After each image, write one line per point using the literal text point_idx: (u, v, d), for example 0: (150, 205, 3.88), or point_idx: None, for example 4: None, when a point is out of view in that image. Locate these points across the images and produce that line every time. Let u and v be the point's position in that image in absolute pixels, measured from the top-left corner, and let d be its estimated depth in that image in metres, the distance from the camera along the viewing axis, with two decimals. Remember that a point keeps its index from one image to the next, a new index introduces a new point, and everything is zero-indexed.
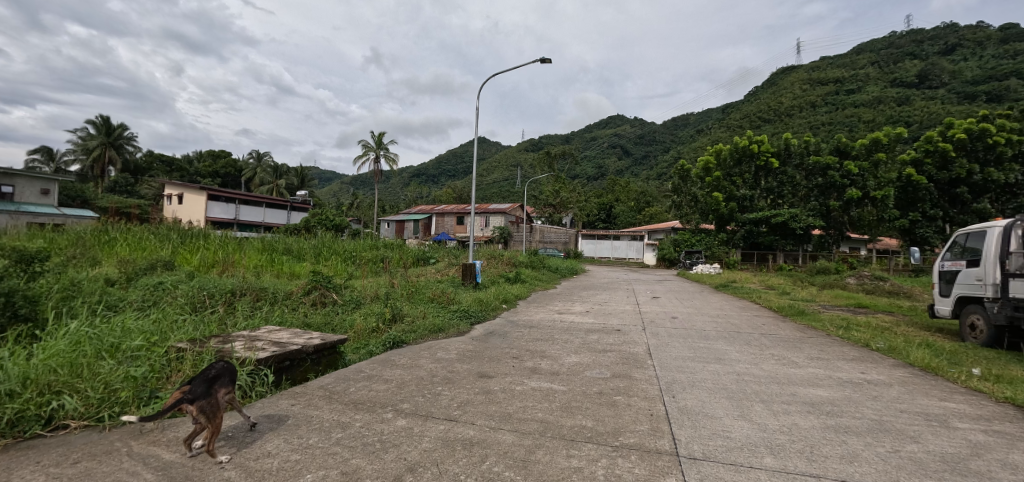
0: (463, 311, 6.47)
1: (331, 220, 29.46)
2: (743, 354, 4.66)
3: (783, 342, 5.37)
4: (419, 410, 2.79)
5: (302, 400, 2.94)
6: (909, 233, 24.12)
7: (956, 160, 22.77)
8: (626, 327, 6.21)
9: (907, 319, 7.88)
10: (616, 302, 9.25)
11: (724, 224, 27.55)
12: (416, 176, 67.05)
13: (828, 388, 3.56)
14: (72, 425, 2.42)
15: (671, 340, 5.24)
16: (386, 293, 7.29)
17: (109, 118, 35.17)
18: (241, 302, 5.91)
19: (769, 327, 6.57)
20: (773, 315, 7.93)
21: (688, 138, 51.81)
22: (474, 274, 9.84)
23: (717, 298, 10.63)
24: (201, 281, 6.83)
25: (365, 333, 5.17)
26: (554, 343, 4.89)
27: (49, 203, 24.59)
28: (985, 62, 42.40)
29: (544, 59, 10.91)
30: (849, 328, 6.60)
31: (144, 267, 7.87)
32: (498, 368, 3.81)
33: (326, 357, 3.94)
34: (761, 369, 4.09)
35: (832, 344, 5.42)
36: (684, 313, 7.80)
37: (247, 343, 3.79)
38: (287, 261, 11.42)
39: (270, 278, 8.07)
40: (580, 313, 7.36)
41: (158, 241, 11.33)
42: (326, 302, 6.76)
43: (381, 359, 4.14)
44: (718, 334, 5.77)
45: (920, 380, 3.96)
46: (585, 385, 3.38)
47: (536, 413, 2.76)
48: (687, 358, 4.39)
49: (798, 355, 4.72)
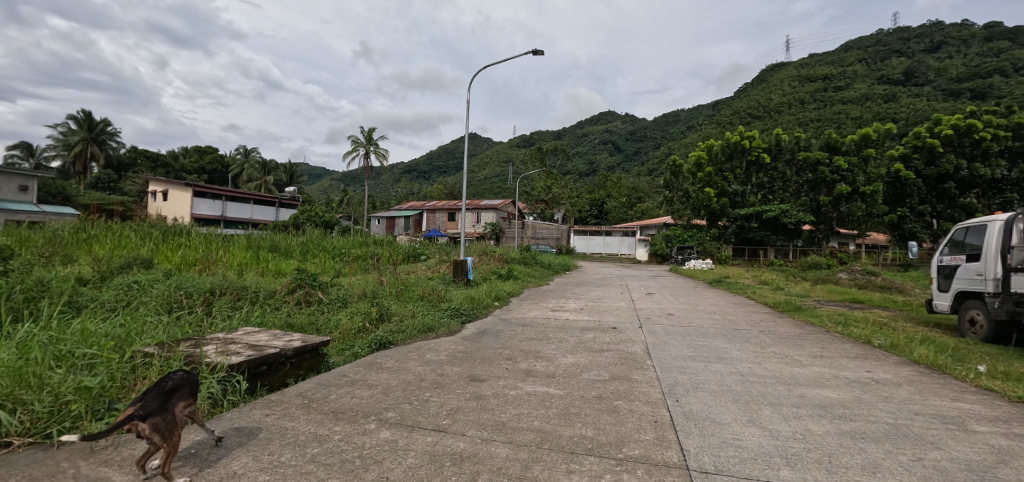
0: (454, 310, 6.24)
1: (320, 216, 29.01)
2: (744, 352, 4.49)
3: (783, 340, 5.22)
4: (405, 419, 2.57)
5: (278, 409, 2.71)
6: (898, 228, 24.41)
7: (943, 156, 22.99)
8: (623, 324, 6.01)
9: (903, 314, 7.81)
10: (610, 299, 9.06)
11: (715, 219, 27.62)
12: (407, 173, 66.43)
13: (836, 389, 3.40)
14: (14, 443, 2.15)
15: (669, 339, 5.07)
16: (374, 291, 7.03)
17: (91, 113, 34.27)
18: (220, 301, 5.65)
19: (767, 323, 6.42)
20: (770, 311, 7.80)
21: (679, 134, 51.87)
22: (465, 271, 9.57)
23: (712, 293, 10.51)
24: (178, 279, 6.52)
25: (350, 335, 4.91)
26: (548, 342, 4.68)
27: (29, 200, 23.95)
28: (969, 60, 42.90)
29: (536, 51, 10.66)
30: (847, 324, 6.50)
31: (119, 266, 7.52)
32: (490, 370, 3.60)
33: (307, 360, 3.70)
34: (766, 368, 3.91)
35: (833, 341, 5.29)
36: (679, 309, 7.65)
37: (221, 347, 3.52)
38: (272, 259, 11.07)
39: (253, 277, 7.79)
40: (574, 310, 7.16)
41: (139, 239, 10.95)
42: (312, 301, 6.49)
43: (366, 361, 3.90)
44: (716, 331, 5.61)
45: (927, 378, 3.83)
46: (583, 388, 3.18)
47: (532, 421, 2.55)
48: (687, 357, 4.21)
49: (801, 353, 4.57)
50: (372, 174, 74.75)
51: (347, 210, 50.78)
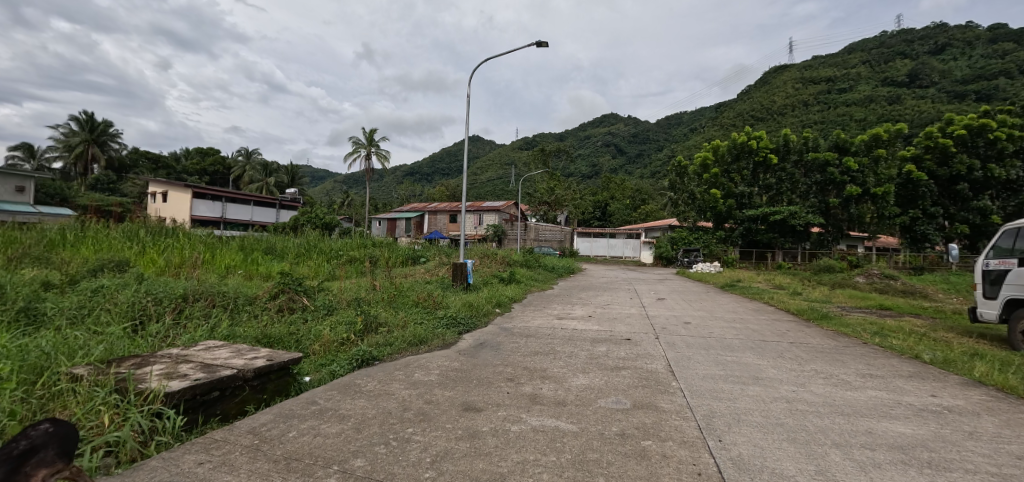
0: (451, 319, 5.65)
1: (320, 218, 28.51)
2: (782, 372, 3.87)
3: (822, 354, 4.63)
4: (378, 471, 1.99)
5: (217, 455, 2.13)
6: (909, 230, 23.78)
7: (956, 156, 22.29)
8: (636, 335, 5.41)
9: (939, 322, 7.19)
10: (619, 305, 8.44)
11: (722, 221, 27.07)
12: (410, 175, 66.02)
13: (906, 422, 2.84)
14: None
15: (693, 353, 4.48)
16: (363, 298, 6.41)
17: (92, 115, 34.01)
18: (192, 310, 5.11)
19: (796, 334, 5.80)
20: (795, 319, 7.16)
21: (683, 137, 51.17)
22: (465, 274, 8.97)
23: (727, 299, 9.87)
24: (150, 283, 5.97)
25: (331, 348, 4.35)
26: (555, 358, 4.11)
27: (25, 201, 23.45)
28: (974, 62, 42.25)
29: (539, 42, 10.13)
30: (883, 335, 5.91)
31: (92, 268, 6.99)
32: (488, 396, 3.01)
33: (272, 380, 3.15)
34: (814, 393, 3.33)
35: (876, 356, 4.70)
36: (696, 317, 7.02)
37: (168, 366, 2.96)
38: (265, 262, 10.56)
39: (234, 281, 7.19)
40: (582, 318, 6.57)
41: (126, 240, 10.43)
42: (295, 308, 5.92)
43: (343, 382, 3.33)
44: (742, 343, 5.03)
45: (1007, 405, 3.23)
46: (601, 423, 2.58)
47: (539, 473, 1.98)
48: (716, 376, 3.63)
49: (846, 372, 3.99)
50: (374, 176, 74.48)
51: (348, 212, 50.40)
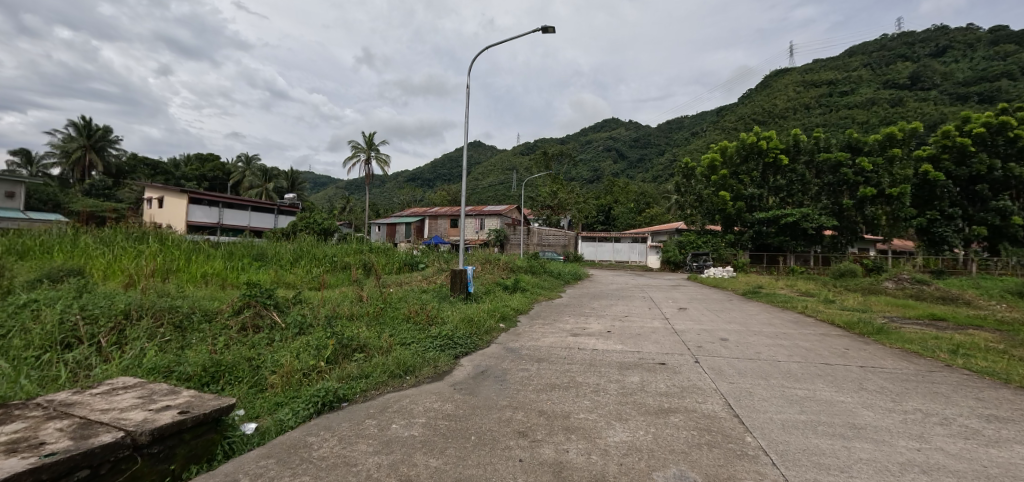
0: (446, 339, 4.69)
1: (320, 223, 27.58)
2: (880, 414, 2.94)
3: (913, 385, 3.66)
4: None
5: None
6: (927, 232, 22.81)
7: (974, 155, 21.36)
8: (671, 358, 4.44)
9: (1010, 336, 6.21)
10: (639, 317, 7.44)
11: (731, 224, 26.09)
12: (411, 180, 65.11)
13: None
14: None
15: (754, 385, 3.51)
16: (345, 315, 5.44)
17: (90, 119, 33.61)
18: (133, 330, 4.16)
19: (860, 354, 4.81)
20: (846, 335, 6.12)
21: (683, 141, 50.31)
22: (465, 282, 8.04)
23: (755, 308, 8.81)
24: (88, 297, 5.00)
25: (294, 381, 3.44)
26: (580, 396, 3.14)
27: (15, 206, 22.50)
28: (977, 63, 41.32)
29: (545, 28, 9.13)
30: (964, 354, 4.95)
31: (30, 280, 5.98)
32: (493, 469, 2.06)
33: (186, 441, 2.24)
34: (948, 453, 2.38)
35: (978, 386, 3.75)
36: (732, 332, 6.01)
37: (23, 430, 2.02)
38: (246, 269, 9.58)
39: (195, 292, 6.21)
40: (600, 335, 5.61)
41: (98, 243, 9.46)
42: (261, 325, 4.98)
43: (289, 443, 2.39)
44: (807, 369, 4.06)
45: None
46: None
47: None
48: (802, 425, 2.68)
49: (963, 412, 3.05)
50: (375, 183, 73.49)
51: (348, 218, 49.43)
